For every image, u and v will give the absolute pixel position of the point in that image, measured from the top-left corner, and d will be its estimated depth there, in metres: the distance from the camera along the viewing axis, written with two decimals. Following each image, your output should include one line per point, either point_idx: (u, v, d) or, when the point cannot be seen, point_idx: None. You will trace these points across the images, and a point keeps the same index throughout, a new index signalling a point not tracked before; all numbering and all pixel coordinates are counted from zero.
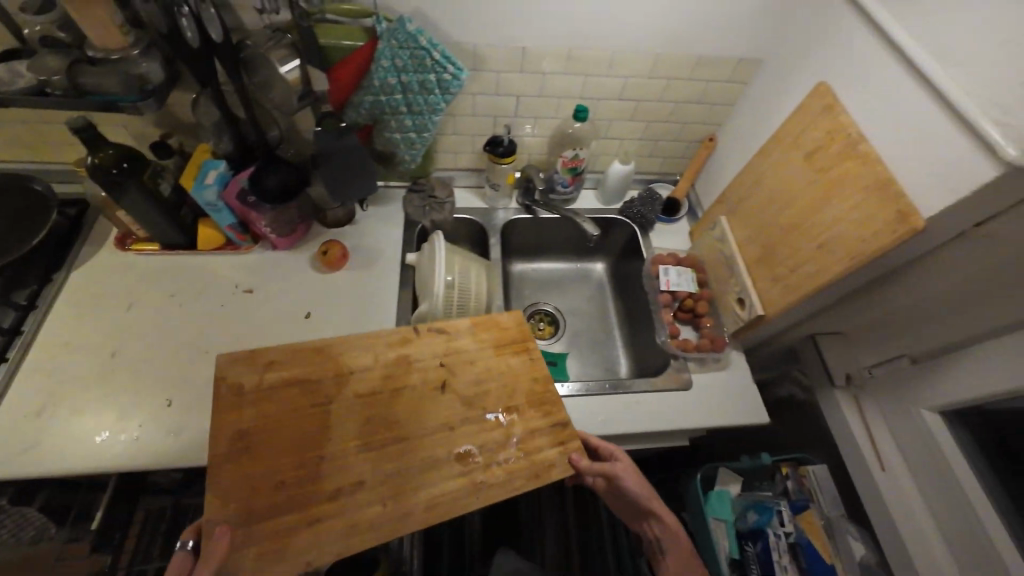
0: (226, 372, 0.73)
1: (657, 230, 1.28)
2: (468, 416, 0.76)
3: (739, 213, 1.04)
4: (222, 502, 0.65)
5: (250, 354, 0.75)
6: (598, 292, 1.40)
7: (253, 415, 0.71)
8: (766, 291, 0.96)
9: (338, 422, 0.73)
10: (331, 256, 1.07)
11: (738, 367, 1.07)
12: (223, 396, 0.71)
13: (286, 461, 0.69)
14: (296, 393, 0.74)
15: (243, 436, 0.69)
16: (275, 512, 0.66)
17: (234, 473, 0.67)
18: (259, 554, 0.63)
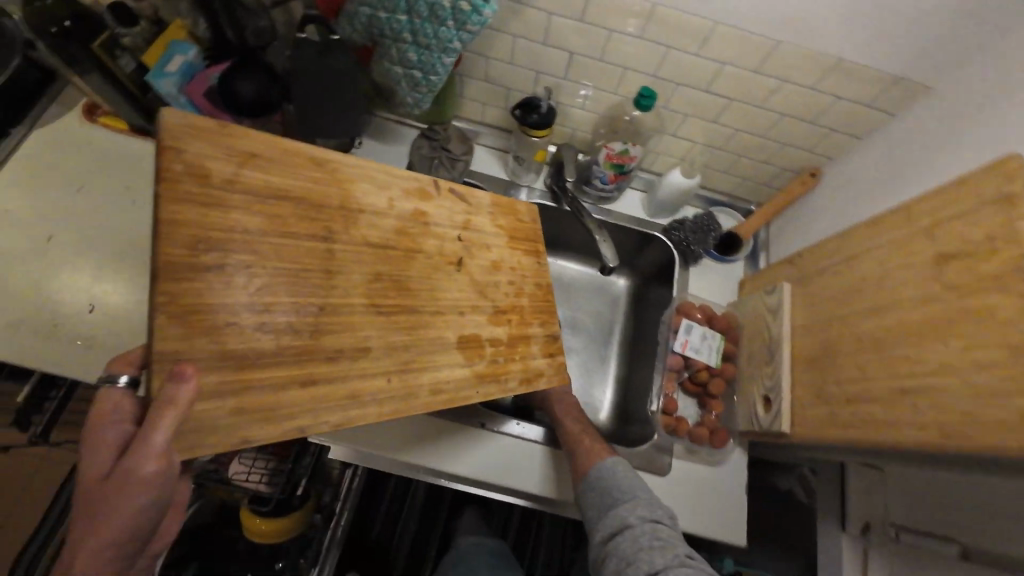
0: (188, 149, 0.45)
1: (701, 266, 1.01)
2: (482, 310, 0.59)
3: (807, 289, 0.79)
4: (169, 315, 0.42)
5: (235, 135, 0.47)
6: (610, 312, 1.18)
7: (217, 207, 0.45)
8: (803, 404, 0.73)
9: (349, 237, 0.52)
10: None
11: (734, 471, 0.85)
12: (184, 182, 0.44)
13: (269, 273, 0.47)
14: (297, 205, 0.49)
15: (206, 246, 0.44)
16: (257, 309, 0.45)
17: (176, 282, 0.42)
18: (237, 409, 0.44)
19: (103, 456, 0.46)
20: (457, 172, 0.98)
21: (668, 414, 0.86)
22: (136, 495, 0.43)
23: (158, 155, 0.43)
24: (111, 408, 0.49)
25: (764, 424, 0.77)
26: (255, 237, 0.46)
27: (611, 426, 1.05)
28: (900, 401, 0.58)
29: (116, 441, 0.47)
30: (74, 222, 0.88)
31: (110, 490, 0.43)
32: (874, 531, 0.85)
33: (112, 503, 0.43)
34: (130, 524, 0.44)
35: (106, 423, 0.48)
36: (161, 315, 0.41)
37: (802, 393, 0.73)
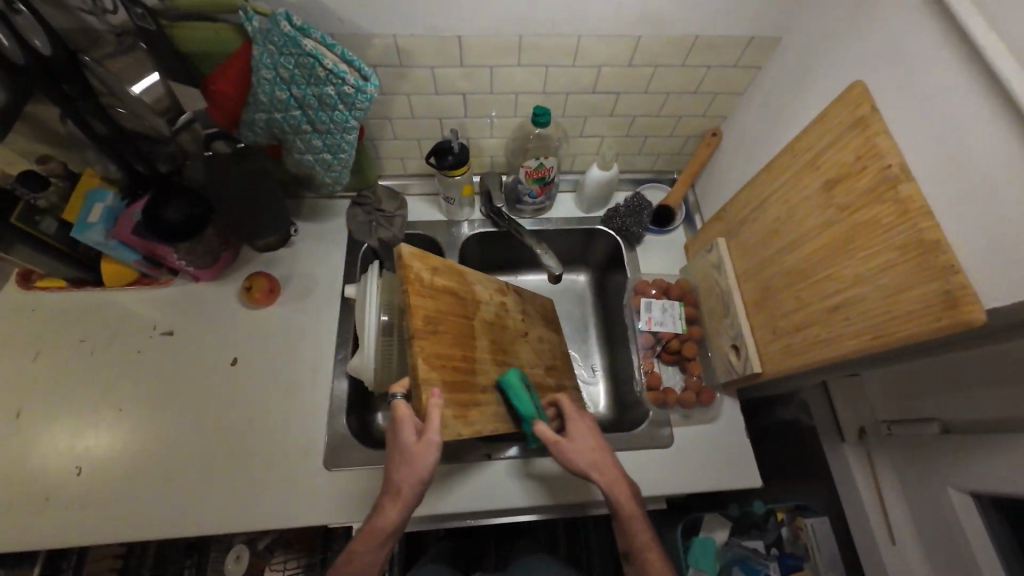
0: (413, 265, 0.68)
1: (645, 243, 1.07)
2: (538, 363, 0.91)
3: (738, 238, 0.85)
4: (422, 361, 0.63)
5: (428, 257, 0.71)
6: (578, 307, 1.23)
7: (429, 298, 0.68)
8: (764, 344, 0.78)
9: (478, 316, 0.78)
10: (255, 293, 0.93)
11: (729, 421, 0.90)
12: (414, 283, 0.66)
13: (456, 337, 0.70)
14: (456, 297, 0.74)
15: (430, 321, 0.66)
16: (454, 359, 0.68)
17: (421, 345, 0.64)
18: (454, 416, 0.66)
19: (408, 432, 0.64)
20: (396, 228, 1.04)
21: (653, 390, 0.90)
22: (424, 461, 0.62)
23: (401, 266, 0.66)
24: (404, 412, 0.66)
25: (739, 371, 0.82)
26: (444, 317, 0.70)
27: (612, 413, 1.10)
28: (834, 317, 0.63)
29: (412, 426, 0.65)
30: (37, 391, 0.87)
31: (411, 455, 0.63)
32: (870, 435, 0.91)
33: (414, 462, 0.63)
34: (416, 479, 0.63)
35: (405, 416, 0.65)
36: (422, 364, 0.63)
37: (761, 334, 0.79)
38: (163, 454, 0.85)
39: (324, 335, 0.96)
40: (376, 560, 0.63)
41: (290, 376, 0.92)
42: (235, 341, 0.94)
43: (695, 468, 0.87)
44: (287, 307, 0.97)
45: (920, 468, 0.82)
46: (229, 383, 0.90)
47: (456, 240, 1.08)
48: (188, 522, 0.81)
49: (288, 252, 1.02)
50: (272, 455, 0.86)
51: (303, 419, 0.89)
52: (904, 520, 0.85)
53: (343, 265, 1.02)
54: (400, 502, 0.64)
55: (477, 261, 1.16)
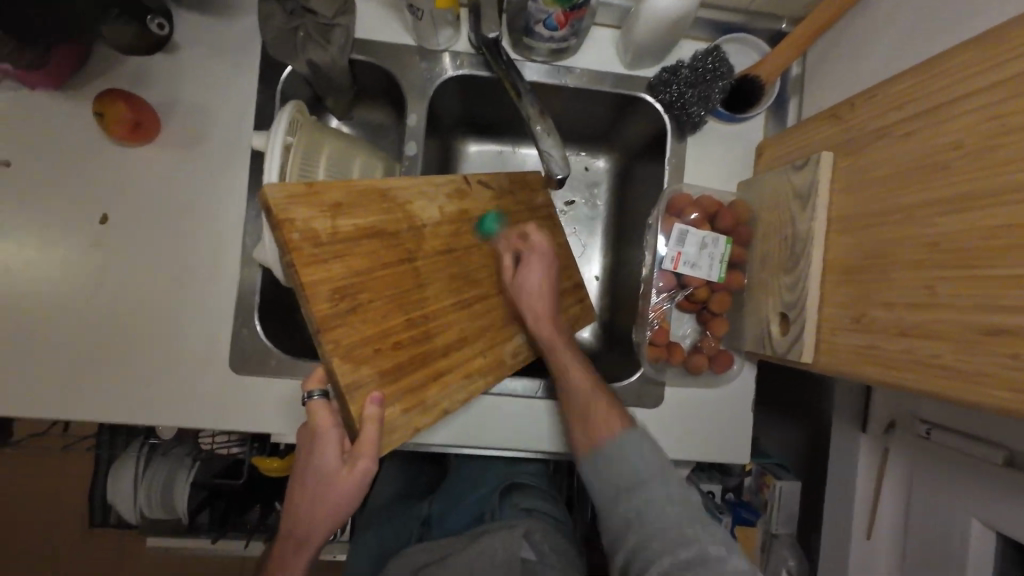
0: (296, 217, 0.49)
1: (703, 132, 0.73)
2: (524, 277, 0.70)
3: (857, 161, 0.53)
4: (338, 355, 0.50)
5: (319, 190, 0.51)
6: (590, 204, 0.93)
7: (335, 261, 0.51)
8: (828, 327, 0.55)
9: (424, 251, 0.59)
10: (112, 125, 0.63)
11: (738, 390, 0.72)
12: (302, 246, 0.49)
13: (389, 297, 0.54)
14: (383, 240, 0.55)
15: (341, 295, 0.51)
16: (392, 332, 0.54)
17: (335, 333, 0.50)
18: (406, 409, 0.54)
19: (330, 456, 0.52)
20: (336, 49, 0.66)
21: (656, 345, 0.69)
22: (353, 491, 0.52)
23: (277, 228, 0.48)
24: (326, 419, 0.53)
25: (779, 350, 0.61)
26: (369, 283, 0.53)
27: (598, 343, 0.90)
28: (989, 345, 0.38)
29: (336, 442, 0.53)
30: None
31: (335, 484, 0.52)
32: (898, 430, 0.75)
33: (338, 492, 0.52)
34: (336, 515, 0.53)
35: (326, 427, 0.53)
36: (334, 360, 0.49)
37: (832, 314, 0.54)
38: (21, 327, 0.66)
39: (230, 199, 0.69)
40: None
41: (182, 254, 0.69)
42: (103, 190, 0.68)
43: (680, 434, 0.72)
44: (174, 152, 0.68)
45: (943, 482, 0.68)
46: (101, 249, 0.67)
47: (427, 83, 0.72)
48: (63, 410, 0.67)
49: (170, 63, 0.68)
50: (161, 349, 0.68)
51: (203, 311, 0.69)
52: (891, 519, 0.76)
53: (254, 99, 0.69)
54: (313, 539, 0.54)
55: (457, 115, 0.83)
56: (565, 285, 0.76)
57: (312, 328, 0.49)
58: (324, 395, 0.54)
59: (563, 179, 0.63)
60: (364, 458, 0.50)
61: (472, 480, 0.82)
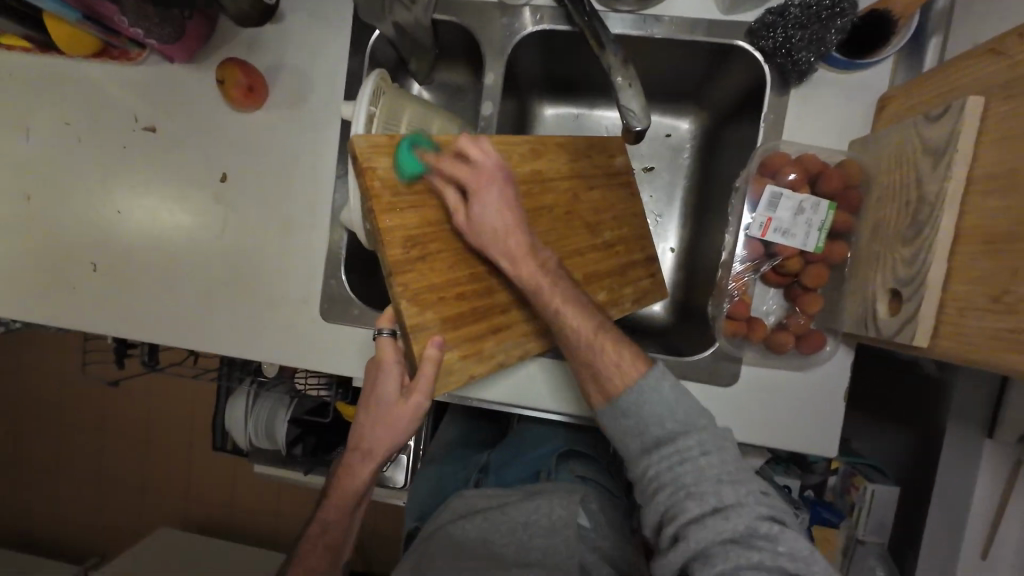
0: (380, 165, 0.53)
1: (811, 84, 0.64)
2: (593, 241, 0.68)
3: (1020, 106, 0.43)
4: (407, 298, 0.53)
5: (400, 141, 0.54)
6: (671, 171, 0.87)
7: (409, 210, 0.54)
8: (954, 310, 0.47)
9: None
10: (230, 89, 0.71)
11: (828, 375, 0.65)
12: (381, 194, 0.53)
13: (457, 249, 0.56)
14: (456, 193, 0.57)
15: (412, 242, 0.54)
16: (456, 282, 0.56)
17: (405, 278, 0.53)
18: (463, 356, 0.57)
19: (391, 390, 0.58)
20: (420, 10, 0.68)
21: (736, 319, 0.64)
22: (407, 420, 0.58)
23: (360, 174, 0.52)
24: (391, 355, 0.57)
25: (884, 332, 0.53)
26: (440, 232, 0.55)
27: (669, 317, 0.85)
28: None
29: (396, 377, 0.57)
30: (37, 177, 0.81)
31: (393, 414, 0.58)
32: None
33: (396, 417, 0.58)
34: (392, 439, 0.60)
35: (390, 363, 0.58)
36: (403, 301, 0.53)
37: (962, 292, 0.46)
38: (163, 266, 0.79)
39: (322, 160, 0.75)
40: (346, 505, 0.64)
41: (283, 209, 0.77)
42: (223, 150, 0.77)
43: (752, 416, 0.67)
44: (278, 115, 0.75)
45: None
46: (221, 202, 0.78)
47: (506, 41, 0.71)
48: (192, 339, 0.80)
49: (276, 33, 0.74)
50: (266, 293, 0.78)
51: (299, 262, 0.77)
52: (1017, 544, 0.64)
53: (346, 64, 0.74)
54: (369, 456, 0.61)
55: (533, 76, 0.82)
56: (637, 257, 0.73)
57: (384, 270, 0.53)
58: (392, 332, 0.58)
59: (642, 134, 0.60)
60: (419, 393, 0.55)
61: (530, 438, 0.84)
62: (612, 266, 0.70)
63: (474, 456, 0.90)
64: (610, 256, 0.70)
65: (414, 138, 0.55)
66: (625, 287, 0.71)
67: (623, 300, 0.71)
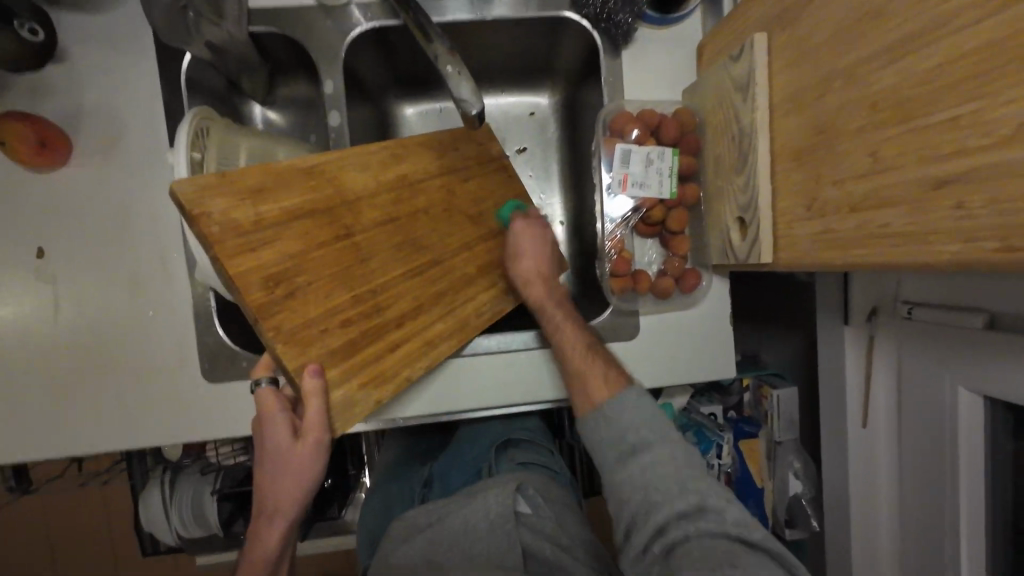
0: (214, 209, 0.47)
1: (636, 45, 0.68)
2: (480, 234, 0.68)
3: (793, 35, 0.49)
4: (282, 342, 0.50)
5: (232, 176, 0.49)
6: (543, 148, 0.89)
7: (263, 249, 0.49)
8: (785, 225, 0.52)
9: (363, 223, 0.57)
10: (18, 149, 0.60)
11: (712, 307, 0.71)
12: (223, 239, 0.47)
13: (330, 277, 0.53)
14: (315, 219, 0.53)
15: (274, 282, 0.50)
16: (335, 311, 0.53)
17: (276, 321, 0.49)
18: (363, 383, 0.55)
19: (281, 438, 0.55)
20: (233, 24, 0.62)
21: (620, 276, 0.67)
22: (310, 465, 0.55)
23: (192, 223, 0.46)
24: (272, 402, 0.56)
25: (741, 256, 0.59)
26: (304, 264, 0.51)
27: (572, 287, 0.88)
28: (933, 200, 0.36)
29: (284, 424, 0.55)
30: None
31: (290, 461, 0.54)
32: (881, 317, 0.74)
33: (292, 466, 0.54)
34: (300, 489, 0.56)
35: (273, 411, 0.56)
36: (278, 346, 0.49)
37: (786, 207, 0.52)
38: None
39: (161, 206, 0.67)
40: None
41: (127, 271, 0.67)
42: (29, 219, 0.65)
43: (657, 362, 0.72)
44: (90, 167, 0.65)
45: (928, 357, 0.67)
46: (44, 279, 0.66)
47: (336, 44, 0.67)
48: (50, 445, 0.67)
49: (62, 73, 0.64)
50: (133, 369, 0.68)
51: (163, 324, 0.68)
52: (886, 404, 0.76)
53: (159, 97, 0.65)
54: (280, 516, 0.57)
55: (380, 78, 0.79)
56: None
57: (249, 319, 0.49)
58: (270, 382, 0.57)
59: (480, 116, 0.59)
60: (313, 430, 0.52)
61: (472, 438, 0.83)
62: (505, 249, 0.70)
63: (418, 467, 0.85)
64: (500, 242, 0.70)
65: (255, 171, 0.51)
66: (521, 271, 0.71)
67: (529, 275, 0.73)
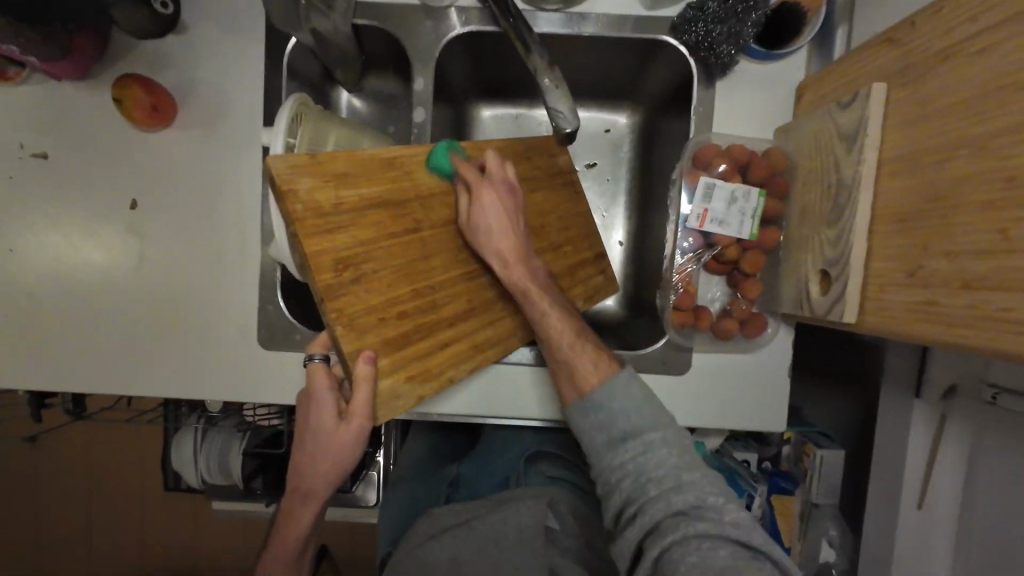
0: (301, 187, 0.49)
1: (734, 76, 0.66)
2: (542, 247, 0.67)
3: (918, 90, 0.46)
4: (343, 324, 0.50)
5: (323, 160, 0.50)
6: (612, 164, 0.88)
7: (339, 230, 0.50)
8: (879, 286, 0.49)
9: (433, 220, 0.57)
10: (132, 109, 0.64)
11: (773, 355, 0.68)
12: (305, 217, 0.49)
13: (396, 267, 0.53)
14: (390, 209, 0.54)
15: (345, 265, 0.50)
16: (395, 301, 0.53)
17: (340, 303, 0.50)
18: (409, 377, 0.55)
19: (326, 420, 0.55)
20: (339, 15, 0.64)
21: (683, 310, 0.65)
22: (349, 449, 0.55)
23: (280, 198, 0.48)
24: (322, 382, 0.56)
25: (818, 311, 0.56)
26: (373, 251, 0.52)
27: (622, 310, 0.86)
28: None
29: (331, 405, 0.56)
30: None
31: (333, 443, 0.55)
32: (959, 396, 0.68)
33: (332, 446, 0.55)
34: (337, 470, 0.57)
35: (323, 390, 0.56)
36: (339, 328, 0.50)
37: (880, 269, 0.49)
38: (73, 309, 0.71)
39: (246, 178, 0.70)
40: (291, 547, 0.60)
41: (207, 235, 0.71)
42: (129, 174, 0.70)
43: (704, 403, 0.69)
44: (190, 133, 0.69)
45: (1011, 451, 0.61)
46: (133, 232, 0.70)
47: (433, 43, 0.68)
48: (116, 385, 0.72)
49: (180, 43, 0.68)
50: (198, 326, 0.72)
51: (231, 290, 0.71)
52: (949, 491, 0.70)
53: (262, 74, 0.69)
54: (314, 496, 0.58)
55: (465, 78, 0.79)
56: (588, 255, 0.73)
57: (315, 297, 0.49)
58: (324, 358, 0.57)
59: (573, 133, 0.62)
60: (358, 415, 0.52)
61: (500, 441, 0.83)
62: (562, 266, 0.69)
63: (444, 466, 0.86)
64: (559, 256, 0.69)
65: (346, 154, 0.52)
66: (576, 288, 0.71)
67: (583, 296, 0.72)
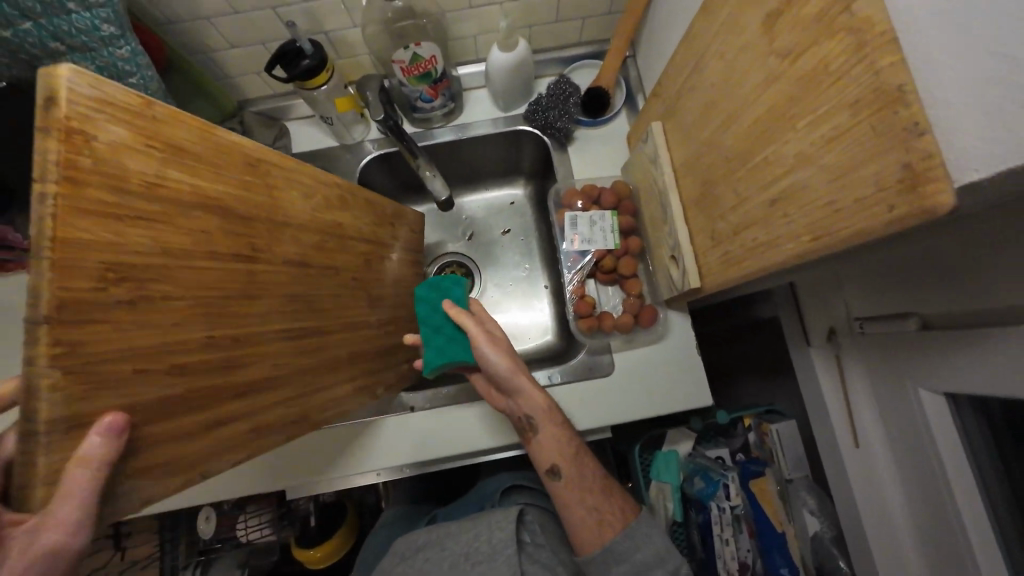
0: (104, 136, 0.31)
1: (577, 140, 0.88)
2: None
3: (675, 118, 0.66)
4: (72, 364, 0.29)
5: (162, 122, 0.35)
6: (522, 227, 1.08)
7: (136, 219, 0.33)
8: (704, 254, 0.64)
9: (270, 254, 0.47)
10: None
11: (677, 338, 0.80)
12: (91, 179, 0.30)
13: (204, 303, 0.38)
14: (225, 222, 0.41)
15: (121, 270, 0.32)
16: (186, 354, 0.37)
17: (90, 340, 0.30)
18: (154, 469, 0.36)
19: None
20: None
21: (585, 316, 0.78)
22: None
23: (58, 135, 0.28)
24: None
25: (679, 286, 0.70)
26: (179, 263, 0.36)
27: (560, 339, 0.99)
28: (772, 218, 0.48)
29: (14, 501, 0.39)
30: None
31: None
32: (840, 335, 0.80)
33: None
34: None
35: None
36: (52, 371, 0.28)
37: (700, 241, 0.64)
38: None
39: None
40: None
41: None
42: None
43: (633, 393, 0.79)
44: None
45: (889, 367, 0.72)
46: None
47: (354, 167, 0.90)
48: None
49: None
50: None
51: None
52: (871, 420, 0.77)
53: None
54: None
55: (390, 188, 1.01)
56: None
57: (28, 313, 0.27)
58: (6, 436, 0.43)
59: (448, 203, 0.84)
60: (52, 531, 0.30)
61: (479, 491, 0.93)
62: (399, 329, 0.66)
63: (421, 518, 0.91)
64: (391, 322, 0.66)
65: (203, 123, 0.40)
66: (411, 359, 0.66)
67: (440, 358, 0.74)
